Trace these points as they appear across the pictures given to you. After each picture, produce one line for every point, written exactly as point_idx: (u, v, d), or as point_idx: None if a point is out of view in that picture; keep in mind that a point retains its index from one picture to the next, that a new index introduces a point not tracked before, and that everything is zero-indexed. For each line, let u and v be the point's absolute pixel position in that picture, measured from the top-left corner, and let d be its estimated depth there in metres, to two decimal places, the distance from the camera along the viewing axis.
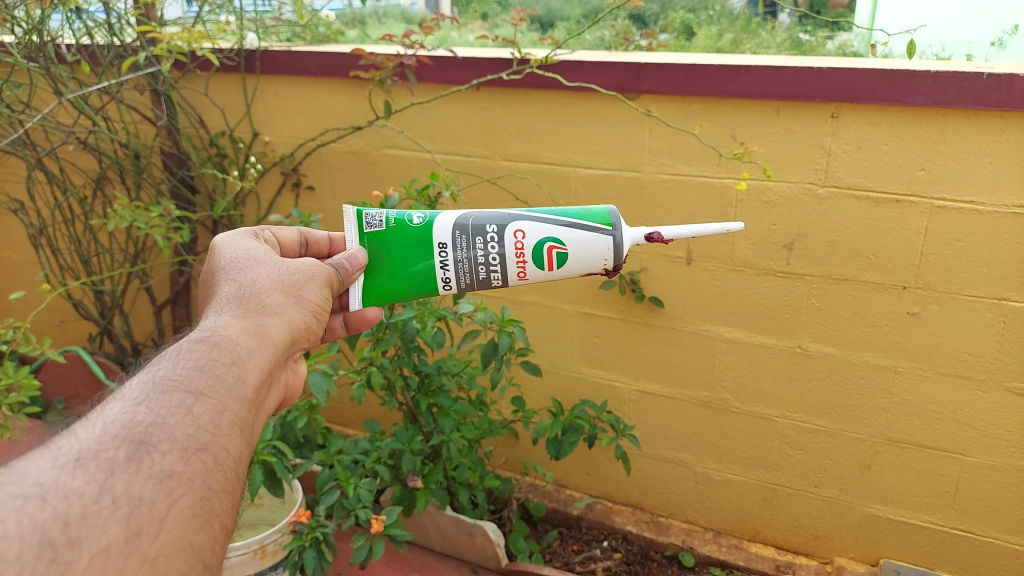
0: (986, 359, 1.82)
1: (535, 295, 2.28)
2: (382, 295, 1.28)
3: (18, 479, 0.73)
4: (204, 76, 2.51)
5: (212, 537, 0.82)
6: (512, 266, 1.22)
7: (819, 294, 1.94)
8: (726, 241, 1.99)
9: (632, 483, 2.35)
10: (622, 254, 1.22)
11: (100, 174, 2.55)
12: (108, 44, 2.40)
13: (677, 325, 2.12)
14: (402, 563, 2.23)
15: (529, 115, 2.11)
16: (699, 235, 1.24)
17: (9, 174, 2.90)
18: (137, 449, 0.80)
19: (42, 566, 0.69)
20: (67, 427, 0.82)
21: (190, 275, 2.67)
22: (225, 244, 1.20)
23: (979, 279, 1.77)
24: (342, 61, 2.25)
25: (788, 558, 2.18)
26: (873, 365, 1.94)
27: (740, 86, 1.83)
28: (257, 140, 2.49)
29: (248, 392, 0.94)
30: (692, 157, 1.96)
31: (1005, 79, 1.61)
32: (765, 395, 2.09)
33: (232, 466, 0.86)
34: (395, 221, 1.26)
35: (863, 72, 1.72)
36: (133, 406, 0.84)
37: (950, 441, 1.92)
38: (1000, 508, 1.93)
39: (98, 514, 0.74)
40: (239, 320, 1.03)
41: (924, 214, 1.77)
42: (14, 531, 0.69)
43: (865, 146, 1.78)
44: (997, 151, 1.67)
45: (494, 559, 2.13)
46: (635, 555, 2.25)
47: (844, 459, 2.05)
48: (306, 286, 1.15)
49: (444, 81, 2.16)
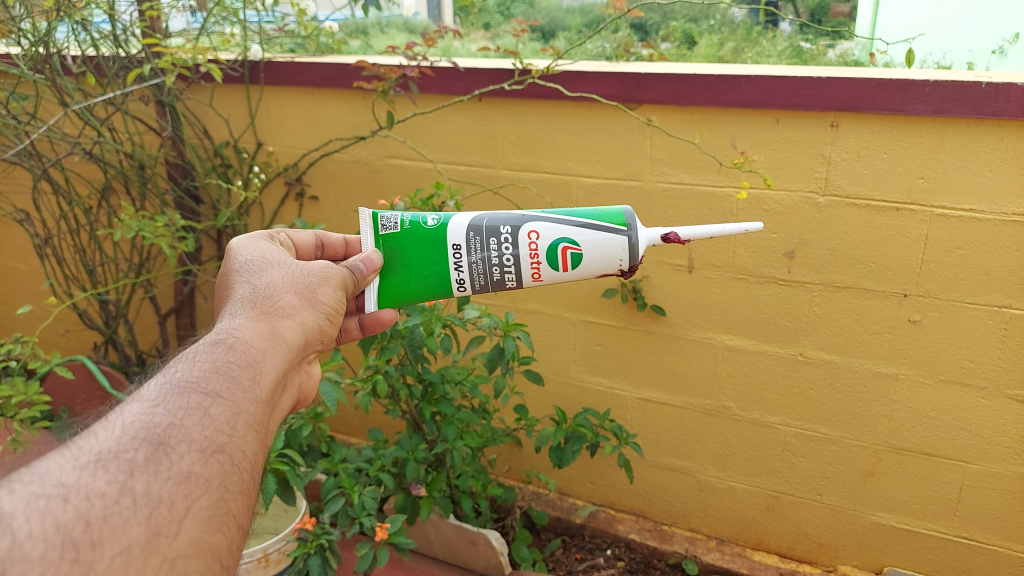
0: (987, 367, 1.83)
1: (537, 303, 2.29)
2: (396, 296, 1.29)
3: (40, 479, 0.74)
4: (208, 87, 2.53)
5: (229, 538, 0.83)
6: (527, 268, 1.23)
7: (819, 301, 1.94)
8: (726, 248, 2.00)
9: (635, 491, 2.35)
10: (638, 254, 1.23)
11: (105, 184, 2.57)
12: (114, 56, 2.41)
13: (679, 333, 2.13)
14: (405, 570, 2.22)
15: (532, 125, 2.12)
16: (716, 234, 1.24)
17: (14, 184, 2.92)
18: (156, 450, 0.80)
19: (65, 566, 0.70)
20: (88, 427, 0.83)
21: (194, 283, 2.68)
22: (240, 246, 1.21)
23: (979, 287, 1.78)
24: (346, 71, 2.27)
25: (792, 566, 2.18)
26: (874, 373, 1.94)
27: (739, 96, 1.85)
28: (261, 150, 2.51)
29: (262, 394, 0.95)
30: (693, 166, 1.97)
31: (1004, 88, 1.62)
32: (767, 402, 2.09)
33: (248, 468, 0.87)
34: (410, 223, 1.27)
35: (862, 81, 1.73)
36: (151, 407, 0.85)
37: (954, 448, 1.92)
38: (1002, 515, 1.93)
39: (120, 514, 0.75)
40: (253, 322, 1.04)
41: (924, 222, 1.78)
42: (37, 530, 0.70)
43: (865, 154, 1.79)
44: (996, 159, 1.68)
45: (498, 567, 2.13)
46: (638, 563, 2.25)
47: (847, 466, 2.05)
48: (320, 288, 1.15)
49: (447, 91, 2.18)
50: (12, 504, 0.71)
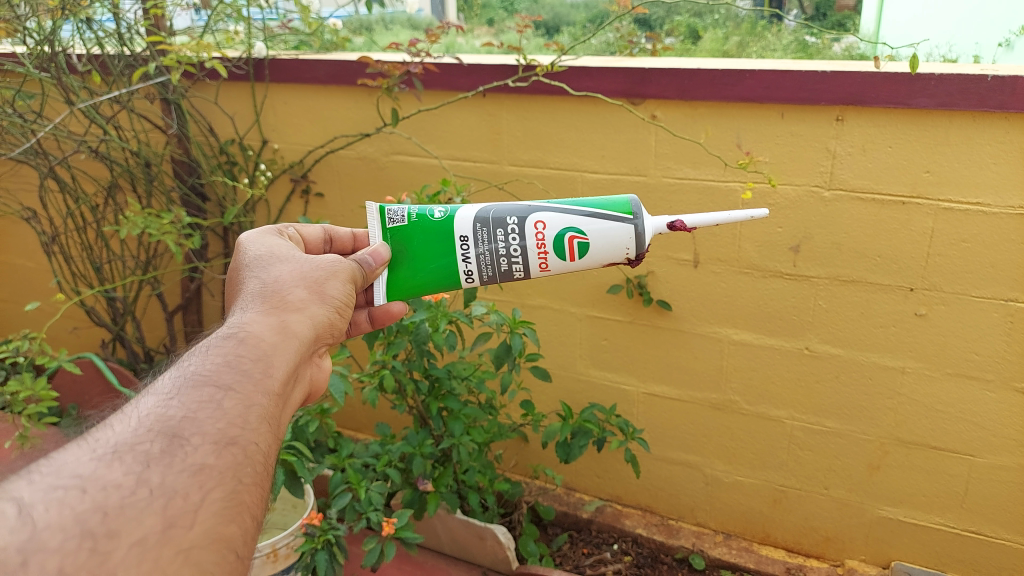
0: (993, 359, 1.83)
1: (543, 298, 2.29)
2: (404, 290, 1.29)
3: (57, 471, 0.75)
4: (213, 85, 2.53)
5: (244, 529, 0.82)
6: (534, 258, 1.23)
7: (825, 295, 1.94)
8: (732, 243, 2.00)
9: (641, 485, 2.35)
10: (645, 242, 1.23)
11: (112, 182, 2.58)
12: (119, 54, 2.43)
13: (684, 327, 2.13)
14: (413, 565, 2.23)
15: (536, 120, 2.12)
16: (722, 222, 1.24)
17: (20, 182, 2.93)
18: (170, 443, 0.81)
19: (82, 556, 0.70)
20: (104, 421, 0.84)
21: (201, 281, 2.69)
22: (250, 242, 1.22)
23: (985, 280, 1.77)
24: (350, 68, 2.27)
25: (799, 560, 2.18)
26: (880, 367, 1.94)
27: (743, 90, 1.84)
28: (266, 148, 2.51)
29: (275, 386, 0.95)
30: (697, 161, 1.97)
31: (1009, 81, 1.61)
32: (773, 396, 2.09)
33: (261, 460, 0.87)
34: (417, 216, 1.28)
35: (867, 75, 1.73)
36: (164, 401, 0.86)
37: (959, 441, 1.92)
38: (1008, 507, 1.93)
39: (135, 504, 0.75)
40: (263, 316, 1.04)
41: (930, 215, 1.78)
42: (54, 521, 0.71)
43: (870, 148, 1.79)
44: (1001, 151, 1.68)
45: (505, 562, 2.13)
46: (645, 557, 2.25)
47: (853, 459, 2.05)
48: (329, 282, 1.16)
49: (451, 88, 2.18)
50: (31, 496, 0.72)
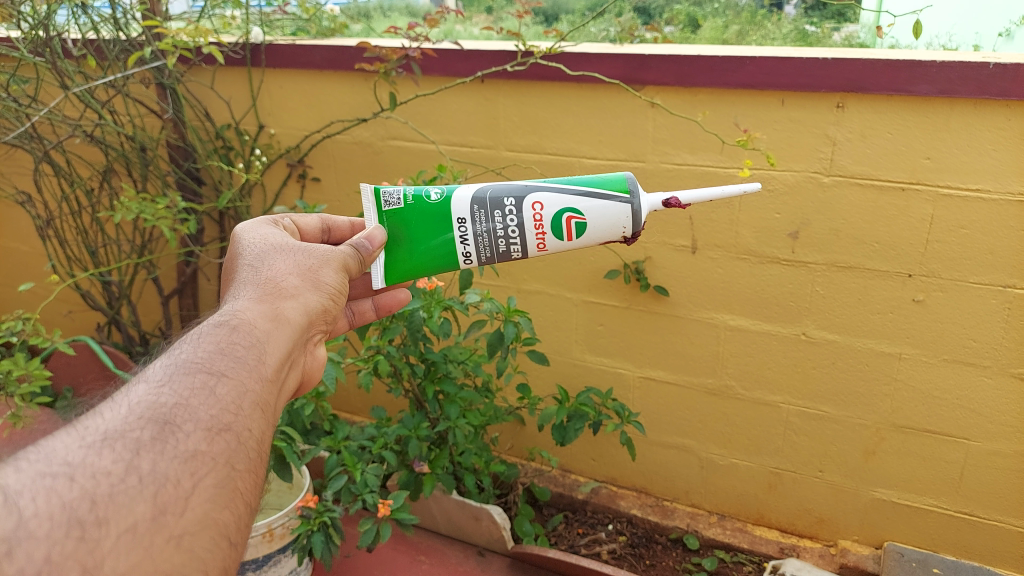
0: (991, 346, 1.82)
1: (540, 284, 2.29)
2: (402, 271, 1.29)
3: (46, 459, 0.74)
4: (209, 70, 2.52)
5: (235, 515, 0.83)
6: (531, 238, 1.23)
7: (822, 281, 1.94)
8: (729, 228, 1.99)
9: (638, 469, 2.35)
10: (640, 220, 1.23)
11: (106, 165, 2.57)
12: (115, 39, 2.41)
13: (682, 313, 2.13)
14: (409, 546, 2.23)
15: (533, 105, 2.12)
16: (717, 197, 1.23)
17: (15, 165, 2.92)
18: (160, 430, 0.81)
19: (72, 542, 0.70)
20: (96, 405, 0.83)
21: (195, 266, 2.69)
22: (244, 232, 1.21)
23: (984, 267, 1.77)
24: (347, 53, 2.26)
25: (793, 541, 2.19)
26: (877, 353, 1.94)
27: (744, 77, 1.83)
28: (263, 133, 2.50)
29: (264, 375, 0.94)
30: (695, 147, 1.96)
31: (1011, 69, 1.61)
32: (769, 381, 2.10)
33: (254, 446, 0.87)
34: (413, 198, 1.27)
35: (868, 61, 1.72)
36: (156, 388, 0.85)
37: (956, 427, 1.92)
38: (1004, 494, 1.93)
39: (126, 491, 0.75)
40: (257, 304, 1.04)
41: (929, 201, 1.77)
42: (42, 509, 0.70)
43: (869, 135, 1.78)
44: (1000, 137, 1.67)
45: (500, 542, 2.14)
46: (640, 538, 2.26)
47: (849, 445, 2.06)
48: (322, 271, 1.15)
49: (449, 72, 2.17)
50: (18, 483, 0.71)
